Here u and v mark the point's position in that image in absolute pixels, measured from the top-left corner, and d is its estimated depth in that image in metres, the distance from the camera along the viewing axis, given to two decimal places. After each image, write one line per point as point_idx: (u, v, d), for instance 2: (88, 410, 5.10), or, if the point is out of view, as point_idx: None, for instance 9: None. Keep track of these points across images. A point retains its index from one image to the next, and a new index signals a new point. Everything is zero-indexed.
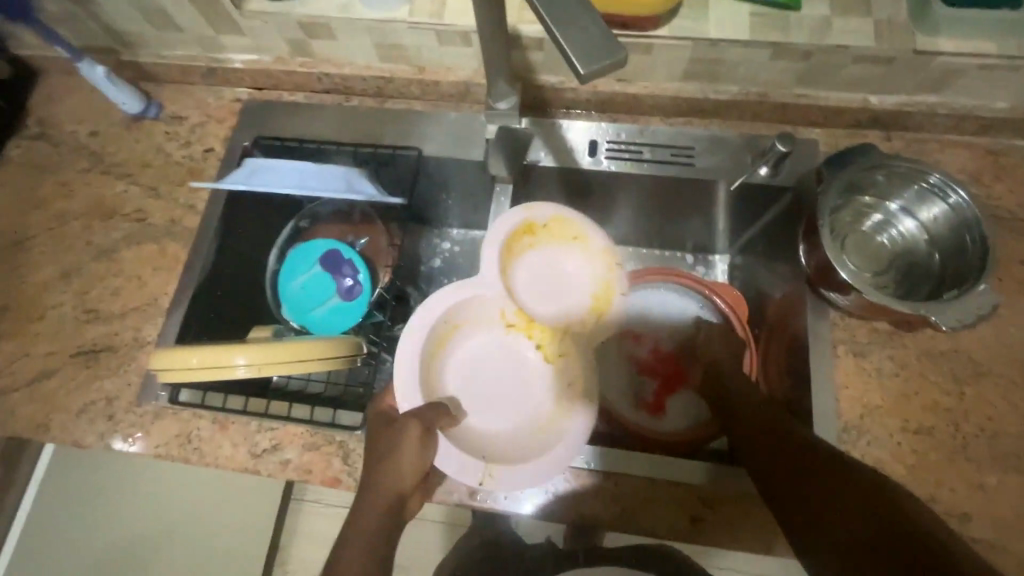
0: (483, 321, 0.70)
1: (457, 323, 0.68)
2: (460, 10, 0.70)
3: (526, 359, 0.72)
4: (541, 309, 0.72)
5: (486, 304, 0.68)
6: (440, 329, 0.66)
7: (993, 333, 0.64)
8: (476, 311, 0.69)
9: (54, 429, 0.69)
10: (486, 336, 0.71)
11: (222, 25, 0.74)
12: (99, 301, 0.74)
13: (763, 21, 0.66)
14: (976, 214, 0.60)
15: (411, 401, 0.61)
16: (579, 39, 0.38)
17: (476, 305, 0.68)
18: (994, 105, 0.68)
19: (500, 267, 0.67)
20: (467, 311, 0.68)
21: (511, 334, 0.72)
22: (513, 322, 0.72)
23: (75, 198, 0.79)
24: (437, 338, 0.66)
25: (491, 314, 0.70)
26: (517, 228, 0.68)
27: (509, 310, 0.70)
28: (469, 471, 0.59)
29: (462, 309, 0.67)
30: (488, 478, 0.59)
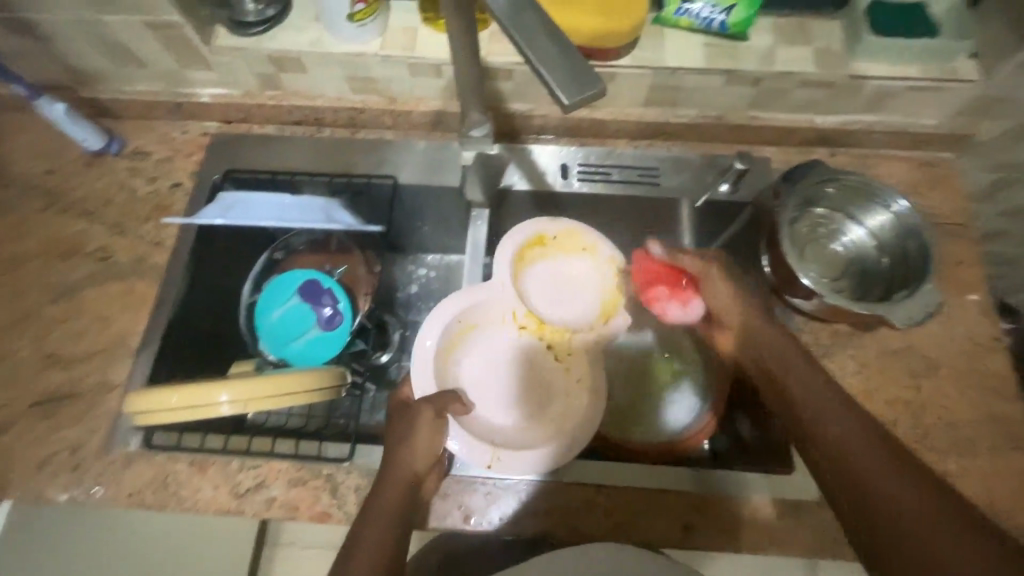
0: (494, 324, 0.71)
1: (469, 324, 0.70)
2: (431, 42, 0.72)
3: (537, 360, 0.72)
4: (553, 314, 0.72)
5: (497, 306, 0.69)
6: (451, 330, 0.68)
7: (941, 328, 0.69)
8: (486, 312, 0.70)
9: (12, 485, 0.64)
10: (495, 339, 0.72)
11: (189, 61, 0.74)
12: (60, 345, 0.70)
13: (716, 50, 0.71)
14: (917, 221, 0.66)
15: (423, 389, 0.64)
16: (563, 69, 0.37)
17: (488, 306, 0.69)
18: (924, 122, 0.75)
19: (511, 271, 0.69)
20: (478, 312, 0.69)
21: (523, 336, 0.72)
22: (524, 324, 0.72)
23: (31, 238, 0.76)
24: (449, 338, 0.68)
25: (503, 316, 0.71)
26: (529, 239, 0.70)
27: (520, 312, 0.71)
28: (476, 454, 0.62)
29: (472, 310, 0.68)
30: (495, 461, 0.62)
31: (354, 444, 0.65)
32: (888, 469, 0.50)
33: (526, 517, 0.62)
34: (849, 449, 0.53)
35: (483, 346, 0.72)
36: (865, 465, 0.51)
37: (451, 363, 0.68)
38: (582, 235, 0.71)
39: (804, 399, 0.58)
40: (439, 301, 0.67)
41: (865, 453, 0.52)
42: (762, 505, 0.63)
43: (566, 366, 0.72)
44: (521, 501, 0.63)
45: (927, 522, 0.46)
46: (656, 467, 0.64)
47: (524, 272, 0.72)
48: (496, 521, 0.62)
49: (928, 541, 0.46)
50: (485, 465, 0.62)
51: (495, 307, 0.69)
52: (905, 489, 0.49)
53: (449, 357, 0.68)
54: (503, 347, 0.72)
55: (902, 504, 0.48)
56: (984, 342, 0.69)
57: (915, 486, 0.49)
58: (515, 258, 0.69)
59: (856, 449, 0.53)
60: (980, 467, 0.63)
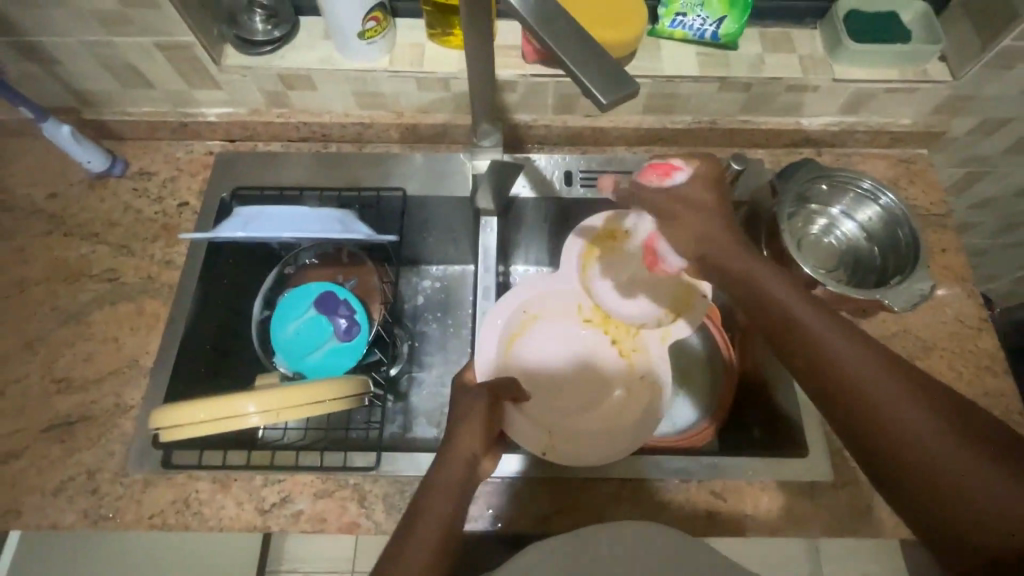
0: (561, 315, 0.73)
1: (535, 314, 0.72)
2: (436, 58, 0.75)
3: (601, 353, 0.73)
4: (621, 310, 0.72)
5: (565, 297, 0.72)
6: (518, 317, 0.71)
7: (932, 312, 0.73)
8: (553, 304, 0.72)
9: (26, 514, 0.62)
10: (561, 331, 0.73)
11: (197, 81, 0.75)
12: (71, 369, 0.69)
13: (707, 59, 0.75)
14: (905, 212, 0.71)
15: (487, 371, 0.64)
16: (595, 71, 0.39)
17: (554, 297, 0.72)
18: (901, 122, 0.80)
19: (578, 265, 0.72)
20: (544, 303, 0.72)
21: (589, 329, 0.74)
22: (589, 318, 0.73)
23: (35, 263, 0.75)
24: (514, 325, 0.70)
25: (570, 308, 0.73)
26: (600, 233, 0.72)
27: (587, 305, 0.73)
28: (531, 439, 0.63)
29: (538, 300, 0.71)
30: (550, 450, 0.63)
31: (380, 452, 0.65)
32: (894, 392, 0.43)
33: (555, 516, 0.64)
34: (853, 378, 0.45)
35: (548, 336, 0.73)
36: (872, 396, 0.44)
37: (514, 351, 0.70)
38: None
39: (817, 337, 0.48)
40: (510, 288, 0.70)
41: (871, 378, 0.45)
42: (781, 489, 0.65)
43: (630, 363, 0.71)
44: (548, 501, 0.65)
45: (950, 447, 0.40)
46: (678, 458, 0.66)
47: (592, 267, 0.73)
48: (526, 522, 0.64)
49: (950, 474, 0.40)
50: (540, 451, 0.63)
51: (560, 300, 0.72)
52: (921, 414, 0.42)
53: (514, 343, 0.70)
54: (568, 341, 0.74)
55: (914, 432, 0.41)
56: (971, 323, 0.73)
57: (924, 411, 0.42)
58: (585, 251, 0.72)
59: (866, 374, 0.45)
60: None
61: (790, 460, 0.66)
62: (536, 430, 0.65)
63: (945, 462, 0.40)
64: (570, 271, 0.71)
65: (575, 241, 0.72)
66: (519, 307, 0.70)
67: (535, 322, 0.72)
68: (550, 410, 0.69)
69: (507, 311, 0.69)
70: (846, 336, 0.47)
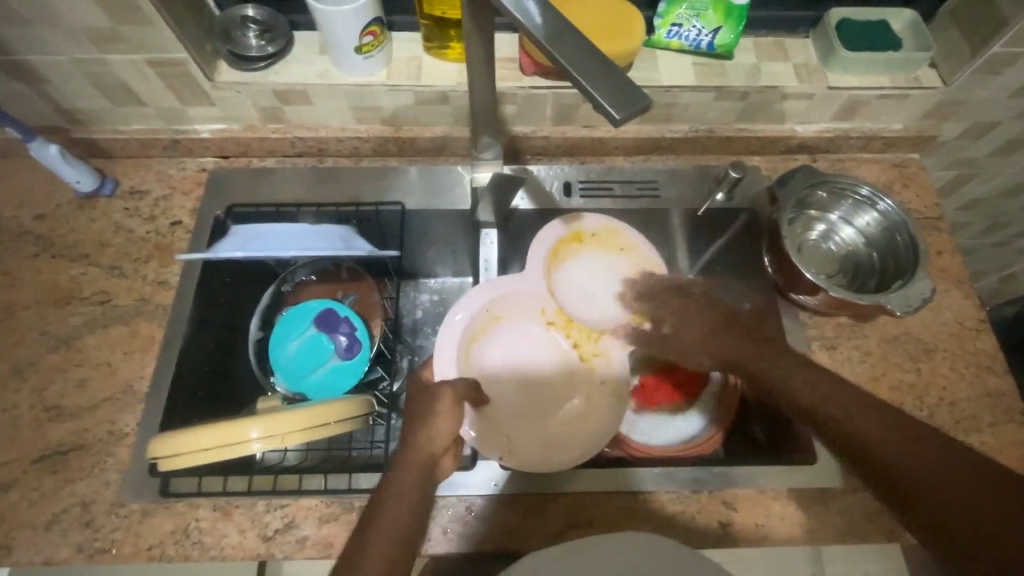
0: (525, 317, 0.73)
1: (497, 315, 0.71)
2: (434, 71, 0.74)
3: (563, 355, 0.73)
4: (581, 313, 0.74)
5: (528, 300, 0.72)
6: (480, 317, 0.70)
7: (931, 315, 0.74)
8: (517, 306, 0.72)
9: (18, 549, 0.60)
10: (524, 334, 0.73)
11: (191, 98, 0.74)
12: (62, 396, 0.67)
13: (704, 69, 0.76)
14: (903, 217, 0.71)
15: (446, 370, 0.65)
16: (607, 85, 0.39)
17: (518, 299, 0.71)
18: (893, 127, 0.82)
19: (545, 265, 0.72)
20: (509, 304, 0.71)
21: (550, 331, 0.73)
22: (552, 320, 0.73)
23: (23, 287, 0.72)
24: (476, 326, 0.70)
25: (533, 310, 0.72)
26: (565, 237, 0.73)
27: (550, 308, 0.72)
28: (490, 446, 0.65)
29: (502, 301, 0.71)
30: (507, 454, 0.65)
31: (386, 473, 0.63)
32: (911, 444, 0.47)
33: (569, 531, 0.63)
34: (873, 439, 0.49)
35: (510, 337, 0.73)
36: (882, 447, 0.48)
37: (475, 350, 0.70)
38: (618, 235, 0.73)
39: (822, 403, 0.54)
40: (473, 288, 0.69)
41: (886, 437, 0.48)
42: (792, 495, 0.65)
43: (590, 366, 0.73)
44: (561, 517, 0.64)
45: (980, 485, 0.43)
46: (687, 468, 0.66)
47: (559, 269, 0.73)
48: (539, 538, 0.63)
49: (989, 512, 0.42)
50: (498, 457, 0.65)
51: (524, 302, 0.72)
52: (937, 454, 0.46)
53: (475, 342, 0.70)
54: (532, 344, 0.73)
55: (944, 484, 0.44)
56: (970, 324, 0.74)
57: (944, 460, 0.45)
58: (551, 253, 0.72)
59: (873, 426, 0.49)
60: (985, 443, 0.67)
61: (800, 468, 0.66)
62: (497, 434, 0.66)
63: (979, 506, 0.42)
64: (537, 272, 0.71)
65: (542, 242, 0.71)
66: (482, 308, 0.70)
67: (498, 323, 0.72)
68: (510, 413, 0.70)
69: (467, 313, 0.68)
70: (854, 401, 0.52)
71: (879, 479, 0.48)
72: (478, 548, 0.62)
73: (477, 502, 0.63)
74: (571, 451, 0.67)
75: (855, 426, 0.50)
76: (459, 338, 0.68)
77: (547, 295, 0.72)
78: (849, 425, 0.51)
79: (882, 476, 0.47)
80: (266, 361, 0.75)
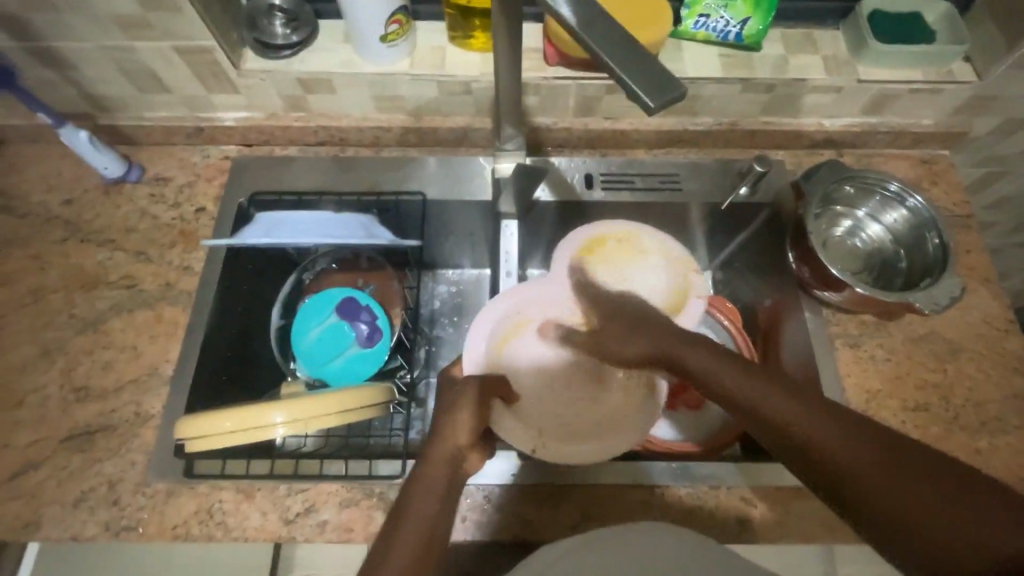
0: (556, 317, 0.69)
1: (526, 315, 0.68)
2: (458, 61, 0.74)
3: None
4: None
5: (558, 299, 0.69)
6: (508, 319, 0.67)
7: (959, 314, 0.73)
8: (549, 303, 0.68)
9: (46, 525, 0.61)
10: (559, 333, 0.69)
11: (216, 85, 0.75)
12: (89, 378, 0.68)
13: (730, 61, 0.75)
14: (933, 214, 0.70)
15: (475, 363, 0.62)
16: (642, 74, 0.38)
17: (547, 299, 0.68)
18: (923, 122, 0.80)
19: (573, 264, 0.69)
20: (538, 304, 0.68)
21: (585, 330, 0.70)
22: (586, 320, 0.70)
23: (51, 270, 0.74)
24: (504, 328, 0.66)
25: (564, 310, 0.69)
26: (591, 241, 0.70)
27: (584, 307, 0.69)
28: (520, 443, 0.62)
29: (529, 301, 0.67)
30: (540, 446, 0.61)
31: (405, 460, 0.64)
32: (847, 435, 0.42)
33: (585, 523, 0.63)
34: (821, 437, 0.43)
35: (543, 337, 0.70)
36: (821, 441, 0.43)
37: (507, 351, 0.67)
38: (639, 240, 0.70)
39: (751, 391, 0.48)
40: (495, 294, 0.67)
41: (836, 429, 0.43)
42: (811, 493, 0.64)
43: None
44: (578, 509, 0.64)
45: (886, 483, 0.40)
46: (705, 463, 0.65)
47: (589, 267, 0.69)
48: (555, 529, 0.63)
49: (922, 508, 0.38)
50: (530, 450, 0.61)
51: (555, 300, 0.68)
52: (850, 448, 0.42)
53: (507, 344, 0.66)
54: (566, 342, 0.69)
55: (883, 484, 0.40)
56: (998, 325, 0.72)
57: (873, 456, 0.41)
58: (576, 256, 0.70)
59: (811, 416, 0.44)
60: (1012, 445, 0.66)
61: None
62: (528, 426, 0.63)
63: (912, 504, 0.39)
64: (562, 271, 0.69)
65: (567, 245, 0.69)
66: (510, 308, 0.66)
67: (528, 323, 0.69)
68: (545, 412, 0.65)
69: (493, 314, 0.66)
70: (796, 394, 0.46)
71: (829, 481, 0.42)
72: (495, 537, 0.62)
73: (495, 492, 0.64)
74: (602, 448, 0.63)
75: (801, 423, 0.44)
76: (488, 339, 0.64)
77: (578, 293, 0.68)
78: (793, 425, 0.44)
79: (833, 476, 0.42)
80: (287, 348, 0.76)
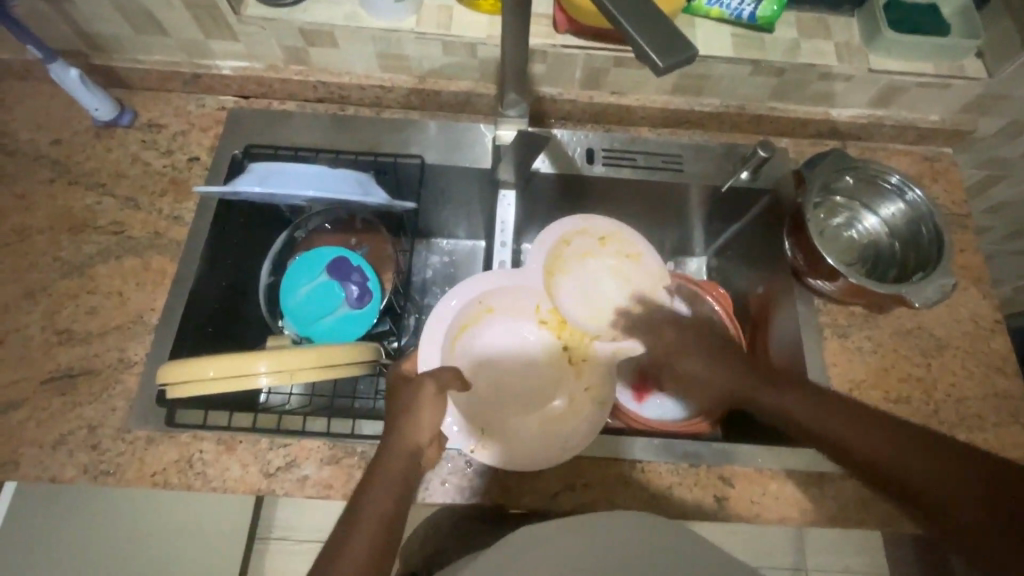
0: (515, 313, 0.72)
1: (489, 307, 0.70)
2: (465, 22, 0.73)
3: (550, 355, 0.73)
4: (575, 316, 0.74)
5: (523, 296, 0.71)
6: (472, 309, 0.68)
7: (947, 312, 0.73)
8: (512, 298, 0.70)
9: (24, 464, 0.61)
10: (512, 329, 0.72)
11: (215, 30, 0.72)
12: (73, 321, 0.67)
13: (742, 41, 0.73)
14: (930, 209, 0.70)
15: (430, 360, 0.62)
16: (653, 31, 0.38)
17: (513, 294, 0.70)
18: (929, 118, 0.79)
19: (546, 268, 0.70)
20: (503, 297, 0.70)
21: (542, 331, 0.73)
22: (545, 319, 0.73)
23: (37, 210, 0.72)
24: (466, 318, 0.68)
25: (526, 307, 0.71)
26: (572, 235, 0.72)
27: (545, 306, 0.72)
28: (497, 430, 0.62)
29: (495, 293, 0.69)
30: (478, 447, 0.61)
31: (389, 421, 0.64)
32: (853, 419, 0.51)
33: (566, 493, 0.64)
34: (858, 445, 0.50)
35: (499, 331, 0.72)
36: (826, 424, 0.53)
37: (463, 340, 0.68)
38: (625, 240, 0.73)
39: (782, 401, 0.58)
40: (464, 280, 0.67)
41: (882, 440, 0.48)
42: (788, 477, 0.65)
43: (577, 370, 0.72)
44: (559, 479, 0.64)
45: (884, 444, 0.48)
46: (687, 443, 0.66)
47: (564, 276, 0.73)
48: (535, 496, 0.63)
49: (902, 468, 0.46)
50: (467, 449, 0.61)
51: (519, 298, 0.71)
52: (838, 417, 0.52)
53: (464, 333, 0.68)
54: (517, 335, 0.72)
55: (917, 469, 0.46)
56: (985, 324, 0.73)
57: (954, 467, 0.44)
58: (553, 250, 0.71)
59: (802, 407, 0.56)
60: (988, 441, 0.67)
61: (799, 449, 0.66)
62: (472, 425, 0.64)
63: (957, 505, 0.43)
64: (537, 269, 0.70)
65: (550, 234, 0.70)
66: (476, 299, 0.67)
67: (488, 315, 0.70)
68: (491, 400, 0.69)
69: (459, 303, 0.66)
70: (845, 410, 0.52)
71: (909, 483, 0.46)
72: (475, 500, 0.63)
73: (477, 457, 0.64)
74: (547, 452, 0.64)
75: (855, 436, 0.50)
76: (451, 326, 0.66)
77: (545, 293, 0.71)
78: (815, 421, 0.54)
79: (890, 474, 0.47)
80: (275, 306, 0.75)
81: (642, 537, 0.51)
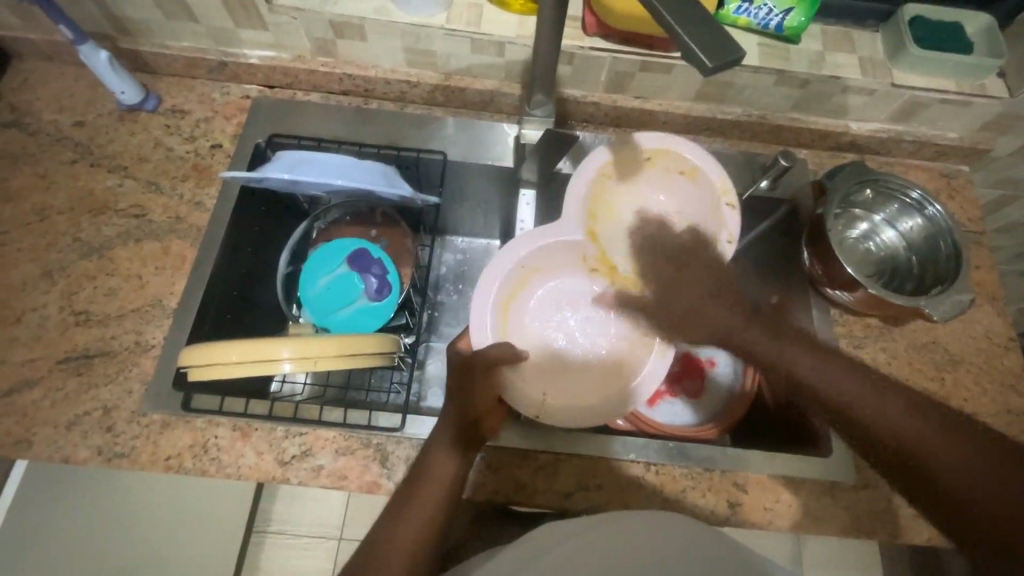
0: (559, 267, 0.68)
1: (532, 268, 0.66)
2: (495, 21, 0.73)
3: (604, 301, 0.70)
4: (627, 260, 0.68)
5: (566, 251, 0.65)
6: (516, 274, 0.64)
7: (961, 327, 0.74)
8: (553, 257, 0.66)
9: (37, 444, 0.61)
10: (555, 287, 0.70)
11: (245, 19, 0.73)
12: (91, 302, 0.67)
13: (768, 51, 0.74)
14: (949, 224, 0.70)
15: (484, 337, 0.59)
16: (700, 33, 0.38)
17: (555, 250, 0.65)
18: (948, 135, 0.80)
19: (589, 211, 0.65)
20: (544, 256, 0.65)
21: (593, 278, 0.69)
22: (593, 267, 0.68)
23: (58, 191, 0.72)
24: (511, 285, 0.64)
25: (569, 260, 0.67)
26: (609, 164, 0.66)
27: (591, 254, 0.66)
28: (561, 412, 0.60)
29: (535, 253, 0.64)
30: (543, 412, 0.59)
31: (406, 414, 0.64)
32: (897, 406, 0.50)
33: (580, 492, 0.64)
34: (888, 424, 0.50)
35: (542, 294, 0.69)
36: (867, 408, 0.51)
37: (510, 309, 0.65)
38: (670, 158, 0.66)
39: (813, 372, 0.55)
40: (502, 246, 0.62)
41: (918, 423, 0.49)
42: (801, 484, 0.65)
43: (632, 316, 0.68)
44: (573, 479, 0.64)
45: (928, 432, 0.48)
46: (701, 448, 0.66)
47: (630, 197, 0.67)
48: (549, 495, 0.63)
49: (937, 457, 0.47)
50: (534, 415, 0.59)
51: (560, 254, 0.66)
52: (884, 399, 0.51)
53: (510, 301, 0.65)
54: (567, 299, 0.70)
55: (949, 463, 0.46)
56: (999, 341, 0.73)
57: (991, 459, 0.45)
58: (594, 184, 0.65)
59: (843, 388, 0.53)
60: None
61: (813, 458, 0.66)
62: (532, 392, 0.61)
63: (979, 496, 0.45)
64: (575, 217, 0.64)
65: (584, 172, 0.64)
66: (518, 263, 0.63)
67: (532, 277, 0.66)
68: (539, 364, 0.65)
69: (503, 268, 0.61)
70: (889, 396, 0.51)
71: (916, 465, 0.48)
72: (488, 496, 0.63)
73: (491, 453, 0.64)
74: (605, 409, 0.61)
75: (891, 418, 0.50)
76: (497, 294, 0.61)
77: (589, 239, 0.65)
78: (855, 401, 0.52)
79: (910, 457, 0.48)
80: (290, 295, 0.76)
81: (669, 532, 0.51)
